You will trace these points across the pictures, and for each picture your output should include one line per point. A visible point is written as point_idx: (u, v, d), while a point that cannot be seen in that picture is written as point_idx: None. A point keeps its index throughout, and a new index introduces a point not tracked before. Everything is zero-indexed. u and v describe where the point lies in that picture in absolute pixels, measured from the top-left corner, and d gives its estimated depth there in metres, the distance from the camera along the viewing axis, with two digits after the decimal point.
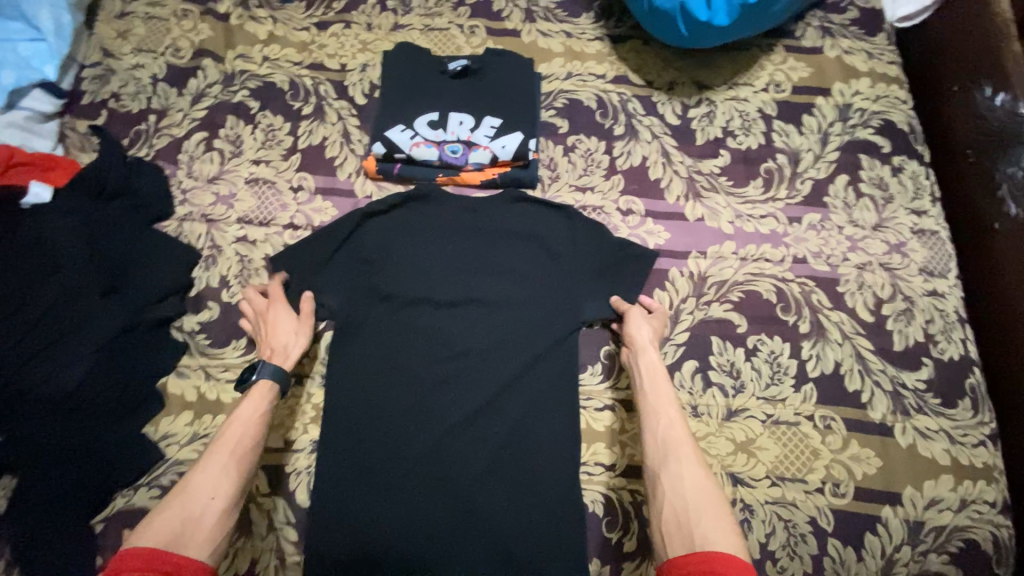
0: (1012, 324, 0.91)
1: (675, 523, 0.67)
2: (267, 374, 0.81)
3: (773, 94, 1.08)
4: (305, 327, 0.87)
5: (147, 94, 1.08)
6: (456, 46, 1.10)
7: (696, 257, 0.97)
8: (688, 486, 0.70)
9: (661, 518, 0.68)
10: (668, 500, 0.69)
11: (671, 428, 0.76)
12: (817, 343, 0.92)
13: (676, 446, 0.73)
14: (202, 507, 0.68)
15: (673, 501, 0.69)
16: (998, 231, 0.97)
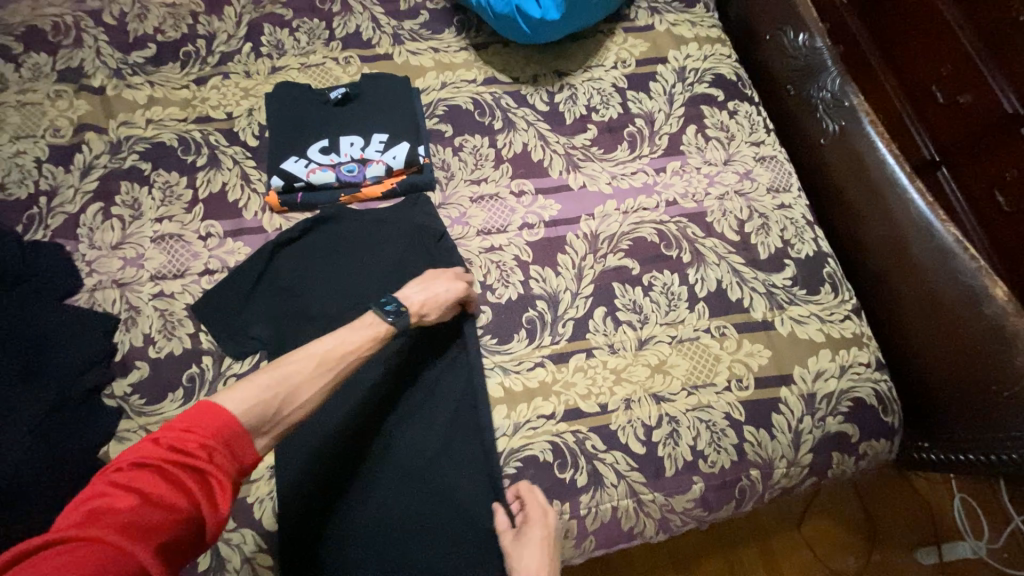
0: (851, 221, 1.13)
1: None
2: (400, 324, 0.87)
3: (622, 70, 1.25)
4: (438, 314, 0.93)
5: (33, 178, 1.08)
6: (334, 78, 1.19)
7: (586, 219, 1.09)
8: None
9: None
10: None
11: None
12: (699, 268, 1.07)
13: None
14: (289, 410, 0.71)
15: None
16: (826, 145, 1.17)
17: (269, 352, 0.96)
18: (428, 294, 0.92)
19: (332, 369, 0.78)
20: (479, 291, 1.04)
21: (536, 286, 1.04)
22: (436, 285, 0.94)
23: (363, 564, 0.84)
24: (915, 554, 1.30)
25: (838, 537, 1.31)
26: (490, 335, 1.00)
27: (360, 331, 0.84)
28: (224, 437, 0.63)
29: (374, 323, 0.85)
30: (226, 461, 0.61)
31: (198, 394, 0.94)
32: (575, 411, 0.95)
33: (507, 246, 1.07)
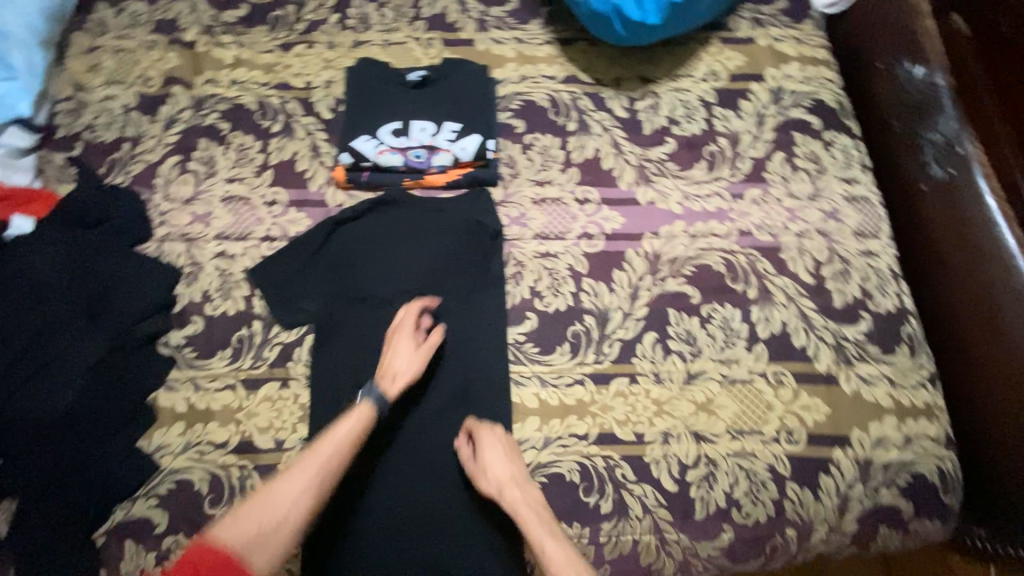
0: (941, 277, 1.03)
1: None
2: (370, 399, 0.83)
3: (712, 83, 1.18)
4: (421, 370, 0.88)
5: (121, 124, 1.12)
6: (414, 59, 1.17)
7: (649, 237, 1.04)
8: None
9: None
10: None
11: (563, 555, 0.74)
12: (765, 307, 1.00)
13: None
14: (279, 526, 0.70)
15: None
16: (927, 191, 1.06)
17: (316, 327, 0.97)
18: (394, 354, 0.88)
19: (320, 469, 0.75)
20: (528, 297, 1.00)
21: (587, 300, 1.00)
22: (403, 338, 0.89)
23: (377, 548, 0.84)
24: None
25: None
26: (533, 343, 0.97)
27: (354, 420, 0.81)
28: (215, 558, 0.63)
29: (355, 412, 0.82)
30: (220, 565, 0.63)
31: (245, 356, 0.96)
32: (609, 435, 0.92)
33: (562, 254, 1.03)
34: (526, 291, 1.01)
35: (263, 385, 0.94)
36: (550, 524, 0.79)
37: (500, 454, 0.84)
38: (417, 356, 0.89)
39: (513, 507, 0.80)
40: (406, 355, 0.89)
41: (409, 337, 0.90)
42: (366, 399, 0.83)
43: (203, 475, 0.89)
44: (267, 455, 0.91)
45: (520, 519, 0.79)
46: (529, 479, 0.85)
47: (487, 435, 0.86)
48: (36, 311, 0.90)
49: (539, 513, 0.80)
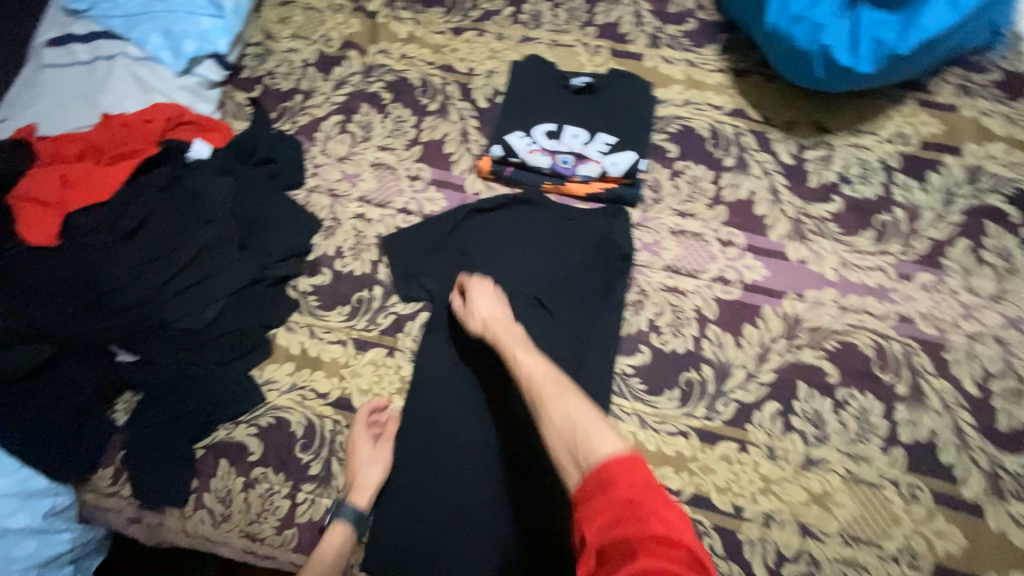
0: None
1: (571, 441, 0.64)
2: (342, 515, 0.83)
3: (898, 146, 1.06)
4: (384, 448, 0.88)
5: (297, 76, 1.20)
6: (579, 63, 1.16)
7: (792, 298, 0.95)
8: (598, 441, 0.62)
9: (558, 451, 0.65)
10: (561, 437, 0.66)
11: (547, 372, 0.76)
12: (913, 408, 0.89)
13: (551, 378, 0.75)
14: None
15: (564, 424, 0.67)
16: None
17: (432, 307, 0.98)
18: (360, 467, 0.86)
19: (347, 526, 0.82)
20: (645, 329, 0.95)
21: (708, 348, 0.93)
22: (359, 446, 0.88)
23: (431, 538, 0.83)
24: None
25: None
26: (641, 379, 0.92)
27: (371, 464, 0.86)
28: None
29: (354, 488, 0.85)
30: None
31: (361, 316, 0.99)
32: (704, 499, 0.85)
33: (691, 293, 0.96)
34: (644, 323, 0.95)
35: (371, 349, 0.97)
36: (525, 348, 0.82)
37: (487, 294, 0.89)
38: (378, 454, 0.87)
39: (494, 332, 0.85)
40: (367, 457, 0.87)
41: (365, 438, 0.89)
42: (339, 517, 0.83)
43: (300, 419, 0.93)
44: None
45: (502, 343, 0.83)
46: (513, 317, 0.89)
47: (473, 280, 0.91)
48: (206, 229, 0.94)
49: (516, 339, 0.84)
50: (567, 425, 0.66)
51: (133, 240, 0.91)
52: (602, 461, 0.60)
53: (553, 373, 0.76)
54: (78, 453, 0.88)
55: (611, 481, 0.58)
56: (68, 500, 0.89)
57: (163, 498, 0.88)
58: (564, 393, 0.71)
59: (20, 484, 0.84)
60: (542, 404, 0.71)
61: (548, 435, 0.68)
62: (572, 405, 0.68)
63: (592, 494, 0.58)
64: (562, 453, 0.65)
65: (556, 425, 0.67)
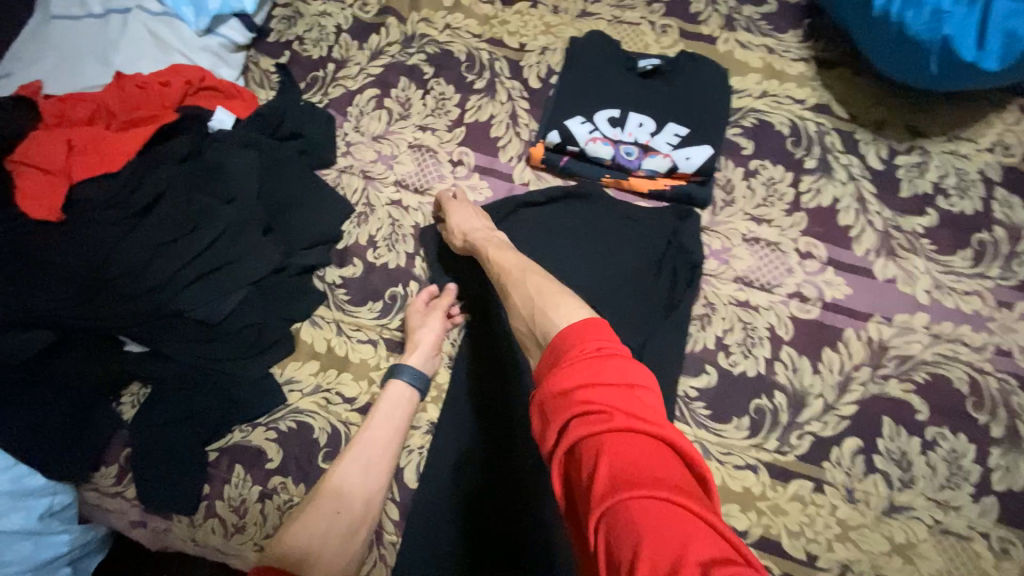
0: None
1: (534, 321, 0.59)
2: (400, 378, 0.81)
3: (1000, 156, 0.94)
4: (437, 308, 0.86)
5: (328, 42, 1.07)
6: (644, 44, 1.04)
7: (878, 322, 0.85)
8: (557, 308, 0.58)
9: (525, 333, 0.61)
10: (526, 318, 0.61)
11: (516, 263, 0.71)
12: (1008, 453, 0.80)
13: (518, 269, 0.70)
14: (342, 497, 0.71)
15: (526, 306, 0.62)
16: None
17: (472, 308, 0.88)
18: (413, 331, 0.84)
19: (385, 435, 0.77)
20: (712, 347, 0.85)
21: (781, 373, 0.83)
22: (413, 314, 0.86)
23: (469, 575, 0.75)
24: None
25: None
26: (705, 404, 0.82)
27: (395, 405, 0.79)
28: None
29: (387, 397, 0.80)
30: None
31: (394, 315, 0.90)
32: (774, 543, 0.76)
33: (764, 309, 0.86)
34: (711, 340, 0.85)
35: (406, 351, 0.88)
36: (499, 246, 0.77)
37: (466, 210, 0.85)
38: (434, 317, 0.85)
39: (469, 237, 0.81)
40: (421, 320, 0.85)
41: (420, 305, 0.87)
42: (397, 378, 0.81)
43: (324, 425, 0.85)
44: None
45: (478, 248, 0.79)
46: (492, 226, 0.84)
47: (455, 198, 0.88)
48: (229, 209, 0.84)
49: (494, 241, 0.79)
50: (528, 304, 0.62)
51: (148, 218, 0.80)
52: (558, 334, 0.52)
53: (521, 261, 0.72)
54: (80, 449, 0.80)
55: (561, 362, 0.48)
56: (67, 498, 0.81)
57: (171, 504, 0.79)
58: (529, 274, 0.67)
59: (16, 481, 0.76)
60: (508, 292, 0.67)
61: (516, 323, 0.63)
62: (533, 284, 0.64)
63: (550, 377, 0.48)
64: (526, 335, 0.62)
65: (519, 308, 0.63)
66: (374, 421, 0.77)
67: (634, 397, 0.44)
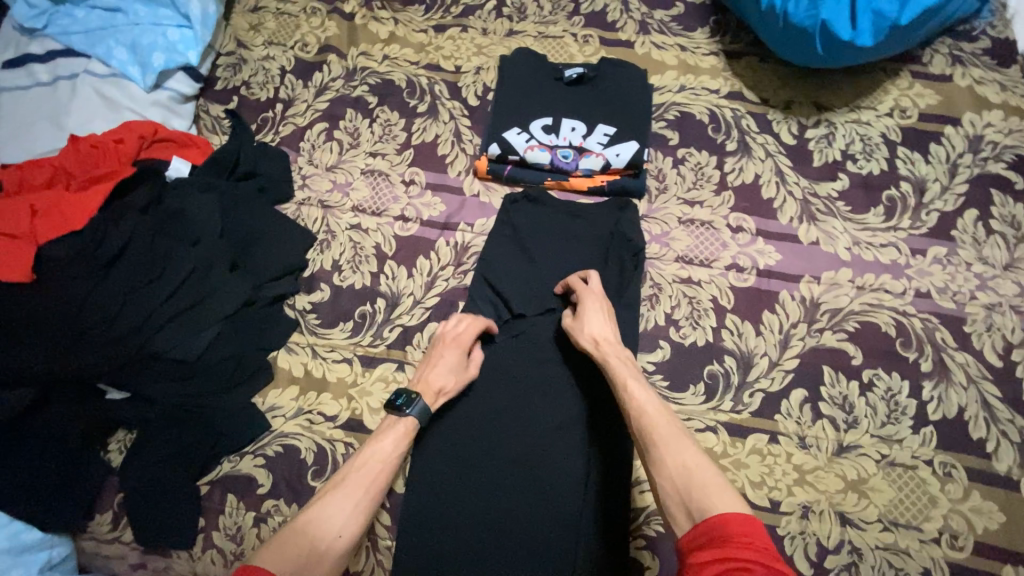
0: None
1: (679, 495, 0.61)
2: (416, 413, 0.78)
3: (898, 120, 1.03)
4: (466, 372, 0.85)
5: (275, 84, 1.13)
6: (569, 54, 1.12)
7: (808, 281, 0.93)
8: (700, 475, 0.61)
9: (665, 496, 0.62)
10: (669, 479, 0.62)
11: (655, 406, 0.70)
12: (939, 384, 0.87)
13: (662, 419, 0.68)
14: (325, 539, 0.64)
15: (675, 474, 0.62)
16: None
17: (438, 318, 0.95)
18: (441, 373, 0.83)
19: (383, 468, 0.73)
20: (662, 324, 0.92)
21: (728, 339, 0.90)
22: (449, 355, 0.84)
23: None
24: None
25: None
26: (663, 376, 0.89)
27: (398, 438, 0.76)
28: None
29: (396, 426, 0.77)
30: None
31: (365, 332, 0.94)
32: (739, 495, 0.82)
33: (706, 283, 0.94)
34: (661, 317, 0.92)
35: (380, 364, 0.92)
36: (635, 373, 0.76)
37: (598, 311, 0.83)
38: (461, 372, 0.84)
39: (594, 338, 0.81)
40: (450, 369, 0.83)
41: (455, 348, 0.85)
42: (411, 411, 0.78)
43: (310, 445, 0.88)
44: None
45: (612, 369, 0.76)
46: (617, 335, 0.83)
47: (588, 292, 0.85)
48: (194, 251, 0.88)
49: (618, 350, 0.79)
50: (682, 469, 0.62)
51: (116, 269, 0.84)
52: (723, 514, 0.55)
53: (667, 411, 0.70)
54: (72, 499, 0.83)
55: (722, 538, 0.53)
56: (65, 550, 0.84)
57: (168, 540, 0.83)
58: (679, 434, 0.66)
59: (13, 538, 0.79)
60: (653, 442, 0.66)
61: (655, 475, 0.64)
62: (687, 452, 0.64)
63: (710, 542, 0.54)
64: (668, 496, 0.62)
65: (670, 468, 0.63)
66: (373, 448, 0.74)
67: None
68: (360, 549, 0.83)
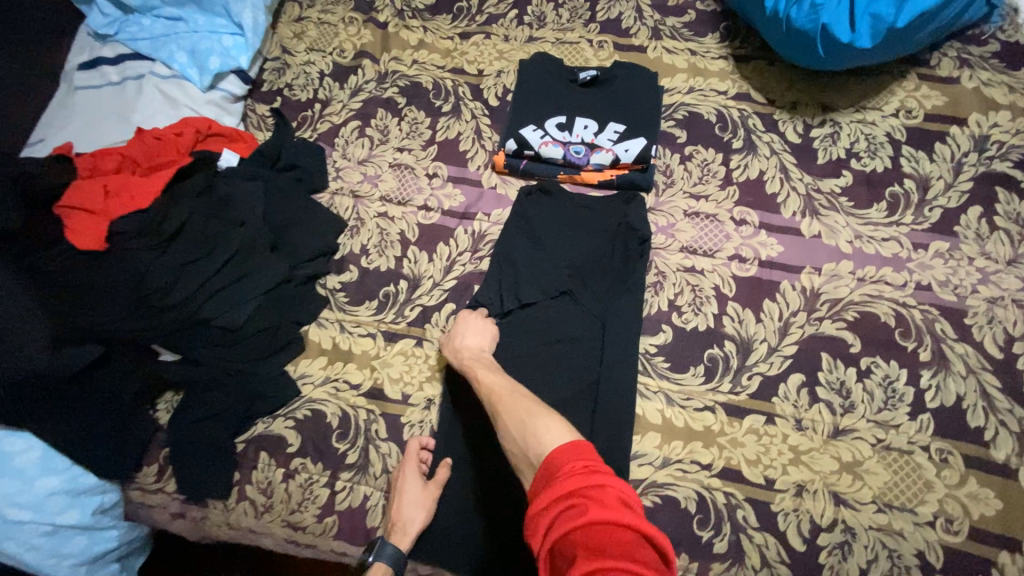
0: None
1: (521, 450, 0.69)
2: (383, 558, 0.81)
3: (903, 120, 1.06)
4: (430, 499, 0.85)
5: (314, 86, 1.24)
6: (584, 59, 1.20)
7: (809, 272, 0.97)
8: (542, 432, 0.68)
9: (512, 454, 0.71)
10: (519, 442, 0.70)
11: (505, 390, 0.80)
12: (937, 373, 0.89)
13: (507, 395, 0.79)
14: None
15: (517, 437, 0.71)
16: None
17: (456, 299, 1.02)
18: (407, 505, 0.85)
19: None
20: (666, 309, 0.97)
21: (729, 325, 0.95)
22: (410, 482, 0.86)
23: (477, 539, 0.85)
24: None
25: None
26: (664, 358, 0.94)
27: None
28: None
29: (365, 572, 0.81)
30: None
31: (388, 310, 1.03)
32: (734, 472, 0.86)
33: (709, 272, 0.99)
34: (664, 303, 0.98)
35: (401, 340, 1.00)
36: (512, 403, 0.76)
37: (468, 324, 0.94)
38: (426, 497, 0.86)
39: (474, 373, 0.85)
40: (415, 496, 0.85)
41: (415, 474, 0.87)
42: (377, 558, 0.81)
43: (335, 410, 0.96)
44: (394, 405, 0.96)
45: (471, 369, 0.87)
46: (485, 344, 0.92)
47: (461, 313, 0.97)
48: (240, 231, 0.98)
49: (482, 363, 0.88)
50: (520, 430, 0.71)
51: (175, 243, 0.94)
52: (552, 453, 0.64)
53: (512, 388, 0.80)
54: (123, 450, 0.92)
55: (556, 474, 0.60)
56: (114, 498, 0.92)
57: (207, 491, 0.92)
58: (518, 401, 0.76)
59: (71, 482, 0.88)
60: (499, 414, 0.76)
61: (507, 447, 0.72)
62: (525, 414, 0.73)
63: (547, 483, 0.60)
64: (517, 457, 0.70)
65: (516, 435, 0.71)
66: None
67: (603, 487, 0.56)
68: (377, 506, 0.90)
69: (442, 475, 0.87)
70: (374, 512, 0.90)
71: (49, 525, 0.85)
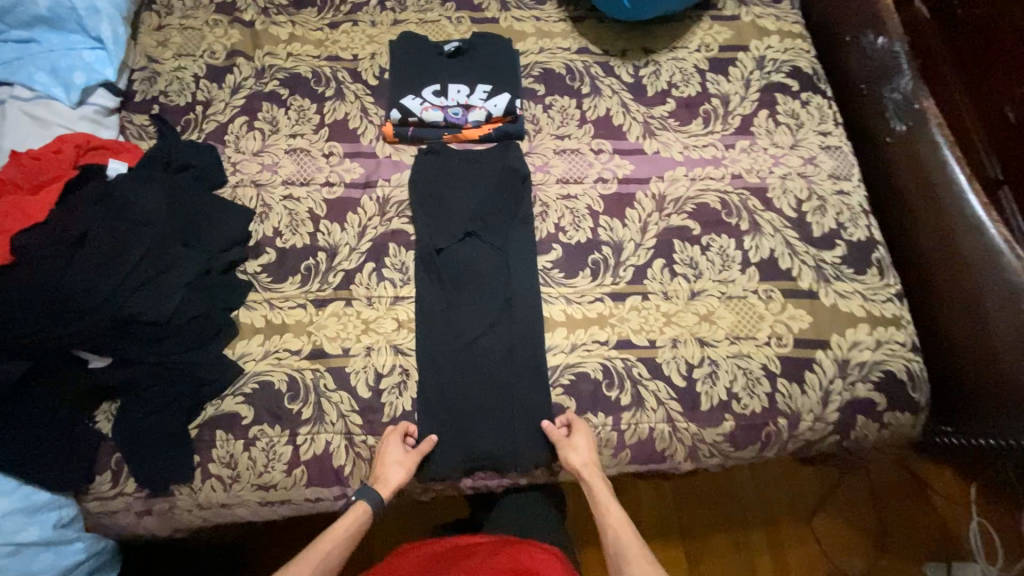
0: (909, 190, 1.20)
1: None
2: (365, 501, 0.96)
3: (705, 53, 1.35)
4: (411, 461, 0.98)
5: (191, 90, 1.27)
6: (447, 34, 1.35)
7: (656, 181, 1.21)
8: None
9: None
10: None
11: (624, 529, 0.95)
12: (755, 237, 1.17)
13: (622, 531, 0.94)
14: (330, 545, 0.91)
15: None
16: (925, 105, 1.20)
17: (374, 257, 1.14)
18: (389, 465, 0.97)
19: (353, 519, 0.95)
20: (553, 231, 1.17)
21: (604, 233, 1.17)
22: (393, 446, 0.99)
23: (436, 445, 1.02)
24: (922, 567, 1.44)
25: (846, 539, 1.48)
26: (559, 269, 1.14)
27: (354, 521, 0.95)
28: None
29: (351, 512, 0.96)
30: None
31: (313, 280, 1.12)
32: (627, 341, 1.08)
33: (581, 196, 1.20)
34: (551, 226, 1.17)
35: (331, 303, 1.10)
36: (636, 547, 0.92)
37: (584, 443, 1.00)
38: (407, 459, 0.98)
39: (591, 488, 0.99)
40: (398, 459, 0.98)
41: (400, 441, 1.00)
42: (362, 500, 0.96)
43: (282, 376, 1.05)
44: (337, 359, 1.06)
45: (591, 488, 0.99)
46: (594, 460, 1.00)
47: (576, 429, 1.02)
48: (148, 230, 1.03)
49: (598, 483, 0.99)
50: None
51: (83, 248, 0.97)
52: None
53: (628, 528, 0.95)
54: (74, 459, 0.95)
55: None
56: (73, 511, 0.97)
57: (168, 477, 0.97)
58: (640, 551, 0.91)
59: (24, 500, 0.91)
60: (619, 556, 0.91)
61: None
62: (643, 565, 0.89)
63: None
64: None
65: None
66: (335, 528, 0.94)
67: None
68: (340, 446, 1.02)
69: (424, 445, 1.00)
70: (338, 452, 1.02)
71: (10, 546, 0.88)
